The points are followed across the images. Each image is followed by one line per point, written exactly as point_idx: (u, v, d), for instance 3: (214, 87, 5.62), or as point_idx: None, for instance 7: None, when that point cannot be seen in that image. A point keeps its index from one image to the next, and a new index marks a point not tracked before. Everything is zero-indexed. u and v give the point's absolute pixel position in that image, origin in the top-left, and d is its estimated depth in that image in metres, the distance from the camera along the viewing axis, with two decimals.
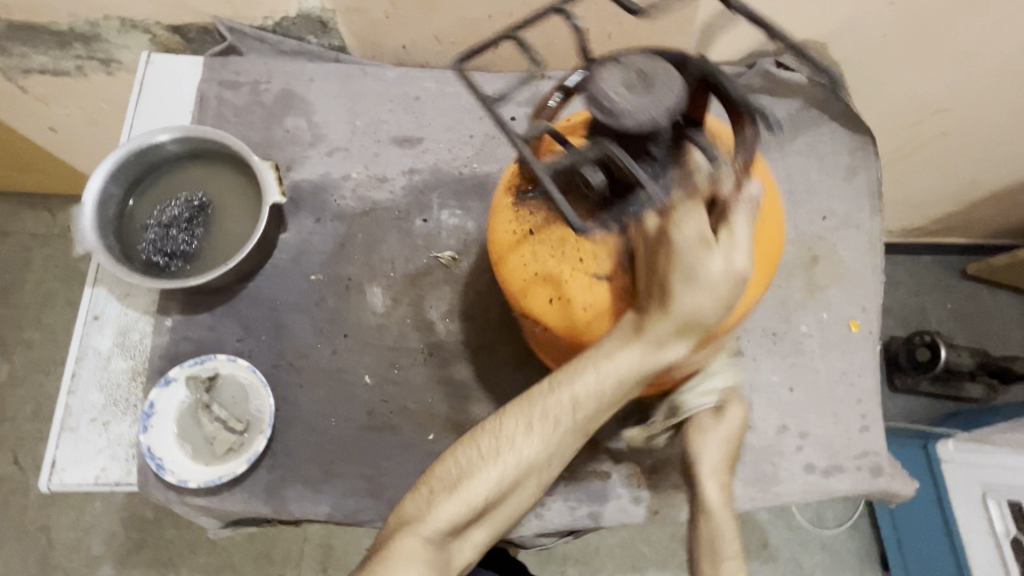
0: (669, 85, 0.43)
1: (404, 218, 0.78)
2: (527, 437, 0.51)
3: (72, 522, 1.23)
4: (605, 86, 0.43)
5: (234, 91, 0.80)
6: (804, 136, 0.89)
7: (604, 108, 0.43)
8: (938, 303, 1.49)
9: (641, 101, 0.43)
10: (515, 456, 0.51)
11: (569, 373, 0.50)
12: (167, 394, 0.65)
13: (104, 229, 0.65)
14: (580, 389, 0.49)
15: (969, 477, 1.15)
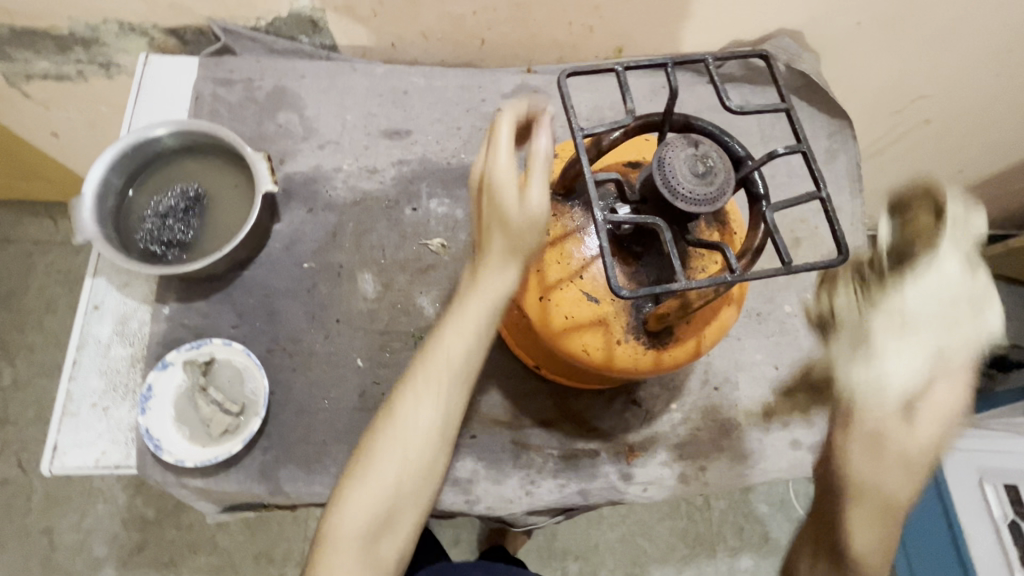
0: (728, 188, 0.44)
1: (394, 207, 0.80)
2: (388, 463, 0.59)
3: (75, 524, 1.24)
4: (677, 172, 0.43)
5: (228, 89, 0.83)
6: (782, 123, 0.92)
7: (663, 188, 0.43)
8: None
9: (699, 193, 0.43)
10: (372, 475, 0.59)
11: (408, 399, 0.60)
12: (165, 377, 0.67)
13: (103, 218, 0.67)
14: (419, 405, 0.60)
15: (965, 463, 1.18)
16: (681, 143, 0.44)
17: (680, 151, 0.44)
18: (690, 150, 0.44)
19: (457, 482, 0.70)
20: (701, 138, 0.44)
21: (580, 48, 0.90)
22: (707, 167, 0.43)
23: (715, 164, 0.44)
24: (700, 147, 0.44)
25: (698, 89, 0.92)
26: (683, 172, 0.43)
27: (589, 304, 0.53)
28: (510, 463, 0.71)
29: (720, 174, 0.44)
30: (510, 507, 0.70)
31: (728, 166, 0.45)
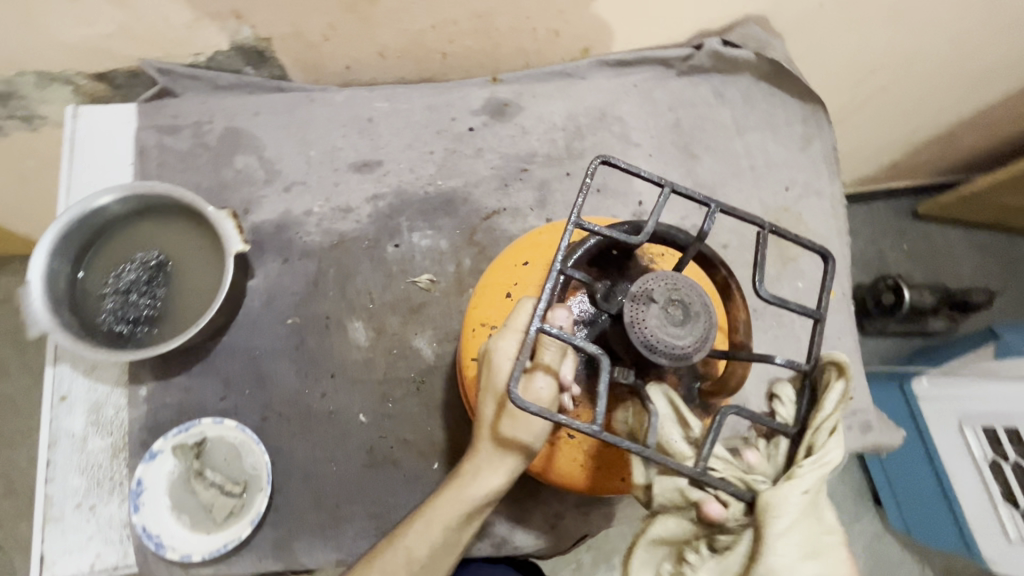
0: (708, 303, 0.38)
1: (375, 246, 0.76)
2: (420, 538, 0.52)
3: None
4: (663, 342, 0.36)
5: (175, 136, 0.76)
6: (756, 111, 0.90)
7: (674, 364, 0.37)
8: (893, 244, 1.50)
9: (691, 332, 0.37)
10: (411, 545, 0.52)
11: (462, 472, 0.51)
12: (154, 467, 0.62)
13: (56, 305, 0.60)
14: (471, 481, 0.50)
15: (944, 411, 1.05)
16: (646, 311, 0.37)
17: (650, 319, 0.37)
18: (654, 308, 0.37)
19: (480, 527, 0.68)
20: (647, 283, 0.37)
21: (546, 52, 0.84)
22: (683, 305, 0.37)
23: (686, 295, 0.37)
24: (658, 297, 0.37)
25: (670, 85, 0.89)
26: (669, 334, 0.36)
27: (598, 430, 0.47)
28: (531, 501, 0.69)
29: (693, 299, 0.37)
30: (536, 544, 0.69)
31: (688, 278, 0.38)
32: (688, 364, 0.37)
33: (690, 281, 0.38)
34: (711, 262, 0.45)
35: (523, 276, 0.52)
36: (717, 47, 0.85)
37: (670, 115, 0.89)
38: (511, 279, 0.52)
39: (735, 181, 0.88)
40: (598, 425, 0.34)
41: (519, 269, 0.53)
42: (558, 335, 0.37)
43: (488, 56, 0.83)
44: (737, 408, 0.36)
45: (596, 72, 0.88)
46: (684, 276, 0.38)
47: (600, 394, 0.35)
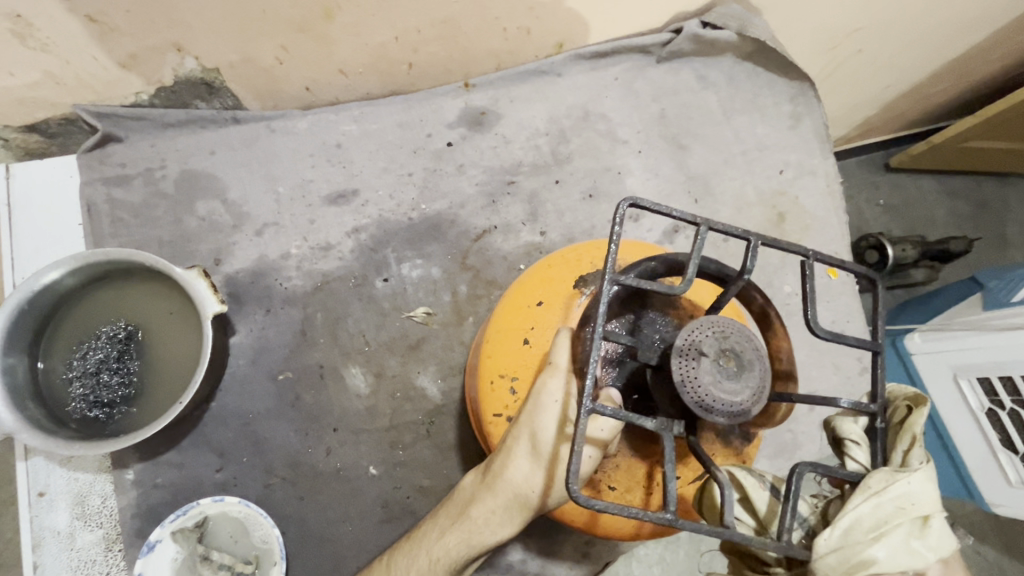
0: (759, 346, 0.35)
1: (363, 283, 0.70)
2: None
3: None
4: (721, 400, 0.33)
5: (125, 188, 0.69)
6: (741, 93, 0.87)
7: (731, 421, 0.34)
8: (870, 199, 1.46)
9: (748, 384, 0.33)
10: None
11: (464, 520, 0.48)
12: (154, 559, 0.57)
13: (19, 399, 0.54)
14: (481, 529, 0.47)
15: (936, 364, 0.97)
16: (697, 367, 0.33)
17: (703, 375, 0.33)
18: (705, 362, 0.33)
19: (510, 566, 0.66)
20: (694, 334, 0.34)
21: (518, 52, 0.78)
22: (735, 355, 0.34)
23: (736, 342, 0.34)
24: (708, 350, 0.33)
25: (651, 74, 0.85)
26: (725, 391, 0.33)
27: (640, 480, 0.45)
28: (561, 531, 0.67)
29: (744, 346, 0.34)
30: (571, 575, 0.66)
31: (733, 322, 0.35)
32: (745, 420, 0.34)
33: (737, 325, 0.35)
34: (746, 290, 0.42)
35: (537, 318, 0.49)
36: (696, 30, 0.80)
37: (654, 107, 0.85)
38: (525, 322, 0.49)
39: (727, 170, 0.85)
40: (672, 513, 0.31)
41: (532, 310, 0.49)
42: (613, 413, 0.33)
43: (458, 62, 0.76)
44: (810, 465, 0.34)
45: (573, 67, 0.82)
46: (730, 321, 0.34)
47: (668, 475, 0.32)
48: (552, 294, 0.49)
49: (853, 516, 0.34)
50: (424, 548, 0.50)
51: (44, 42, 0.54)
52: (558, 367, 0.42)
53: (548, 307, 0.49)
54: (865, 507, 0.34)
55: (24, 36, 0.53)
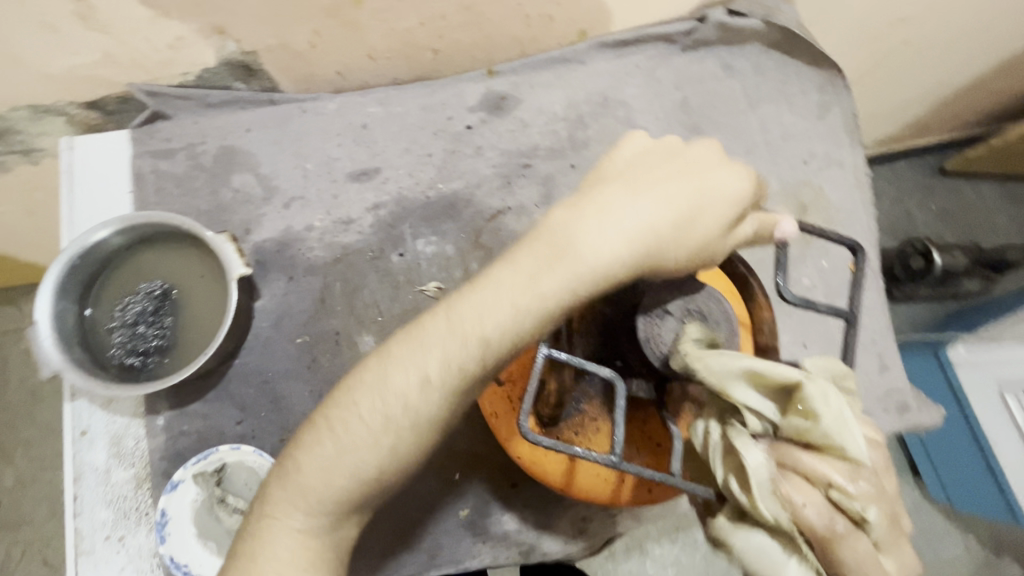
0: (727, 313, 0.47)
1: (380, 256, 0.74)
2: (367, 454, 0.42)
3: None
4: (684, 353, 0.45)
5: (169, 160, 0.75)
6: (768, 82, 0.86)
7: (692, 376, 0.45)
8: (920, 204, 1.38)
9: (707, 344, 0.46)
10: (354, 467, 0.42)
11: (386, 360, 0.42)
12: (176, 497, 0.62)
13: (67, 342, 0.60)
14: (394, 380, 0.41)
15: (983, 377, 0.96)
16: (663, 325, 0.46)
17: (667, 331, 0.46)
18: (671, 321, 0.46)
19: (506, 536, 0.67)
20: (665, 301, 0.47)
21: (542, 38, 0.80)
22: (700, 316, 0.47)
23: (700, 306, 0.47)
24: (675, 311, 0.46)
25: (674, 62, 0.85)
26: (687, 346, 0.45)
27: (608, 441, 0.51)
28: (558, 505, 0.68)
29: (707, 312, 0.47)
30: (565, 549, 0.68)
31: (706, 294, 0.47)
32: (708, 374, 0.46)
33: (704, 295, 0.47)
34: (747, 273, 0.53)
35: (636, 217, 0.41)
36: (722, 18, 0.81)
37: (675, 94, 0.85)
38: (630, 207, 0.41)
39: (748, 161, 0.84)
40: (616, 455, 0.39)
41: (637, 203, 0.42)
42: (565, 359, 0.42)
43: (482, 47, 0.79)
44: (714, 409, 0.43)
45: (596, 55, 0.83)
46: (699, 291, 0.47)
47: (617, 425, 0.39)
48: (665, 224, 0.41)
49: (749, 540, 0.40)
50: (353, 381, 0.43)
51: (103, 23, 0.60)
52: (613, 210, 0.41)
53: (652, 230, 0.41)
54: (767, 535, 0.39)
55: (85, 18, 0.59)
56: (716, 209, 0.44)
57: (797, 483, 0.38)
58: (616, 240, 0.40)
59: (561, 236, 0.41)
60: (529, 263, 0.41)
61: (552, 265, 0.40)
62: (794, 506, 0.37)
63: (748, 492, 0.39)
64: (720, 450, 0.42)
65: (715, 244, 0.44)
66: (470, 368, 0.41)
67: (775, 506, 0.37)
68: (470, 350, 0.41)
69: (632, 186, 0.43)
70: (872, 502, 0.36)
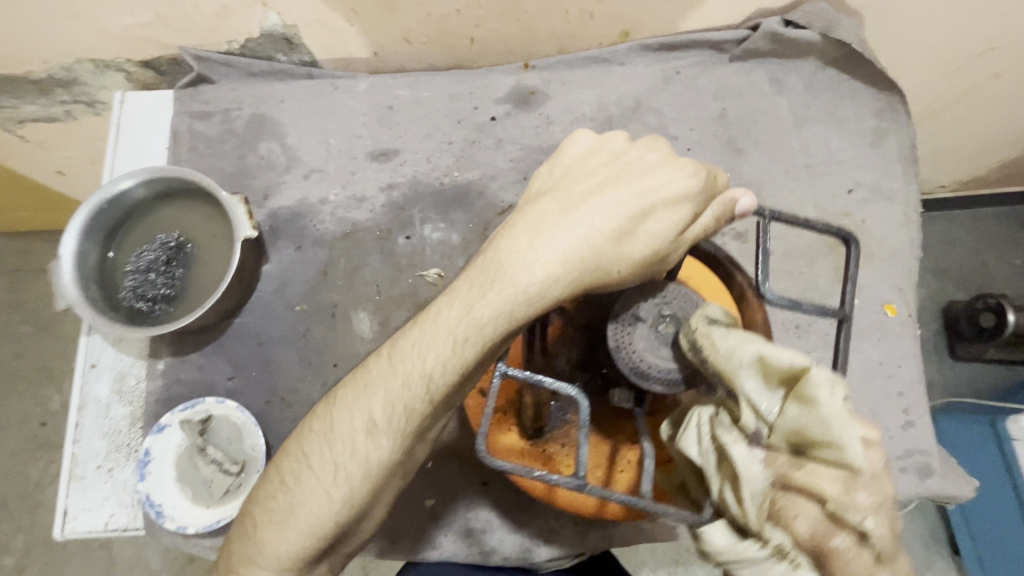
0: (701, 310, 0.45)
1: (387, 237, 0.75)
2: (322, 499, 0.44)
3: (106, 566, 1.14)
4: (660, 365, 0.43)
5: (205, 122, 0.79)
6: (819, 103, 0.80)
7: (672, 388, 0.43)
8: (1002, 257, 1.20)
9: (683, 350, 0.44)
10: (309, 523, 0.44)
11: (333, 414, 0.46)
12: (162, 440, 0.65)
13: (84, 280, 0.64)
14: (341, 428, 0.45)
15: None
16: (633, 334, 0.44)
17: (640, 342, 0.44)
18: (642, 328, 0.44)
19: (468, 533, 0.66)
20: (636, 308, 0.45)
21: (581, 36, 0.78)
22: (674, 319, 0.44)
23: (674, 309, 0.45)
24: (646, 317, 0.44)
25: (719, 72, 0.80)
26: (660, 357, 0.43)
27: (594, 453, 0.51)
28: (526, 511, 0.66)
29: (682, 313, 0.45)
30: (527, 559, 0.65)
31: (677, 292, 0.45)
32: (684, 385, 0.43)
33: (678, 296, 0.45)
34: (730, 268, 0.56)
35: (573, 236, 0.42)
36: (775, 28, 0.75)
37: (714, 105, 0.80)
38: (564, 225, 0.42)
39: (784, 183, 0.78)
40: (581, 478, 0.38)
41: (577, 221, 0.42)
42: (521, 376, 0.41)
43: (517, 40, 0.77)
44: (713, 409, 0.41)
45: (637, 57, 0.80)
46: (668, 291, 0.45)
47: (579, 447, 0.38)
48: (601, 237, 0.41)
49: (743, 552, 0.37)
50: (309, 433, 0.47)
51: None
52: (547, 232, 0.42)
53: (588, 247, 0.41)
54: (761, 547, 0.37)
55: None
56: (660, 216, 0.43)
57: (795, 497, 0.36)
58: (553, 261, 0.41)
59: (496, 258, 0.42)
60: (466, 290, 0.43)
61: (487, 286, 0.42)
62: (786, 511, 0.36)
63: (741, 499, 0.37)
64: (714, 457, 0.40)
65: (666, 251, 0.43)
66: (414, 409, 0.43)
67: (761, 511, 0.36)
68: (412, 390, 0.43)
69: (570, 201, 0.43)
70: (871, 513, 0.34)
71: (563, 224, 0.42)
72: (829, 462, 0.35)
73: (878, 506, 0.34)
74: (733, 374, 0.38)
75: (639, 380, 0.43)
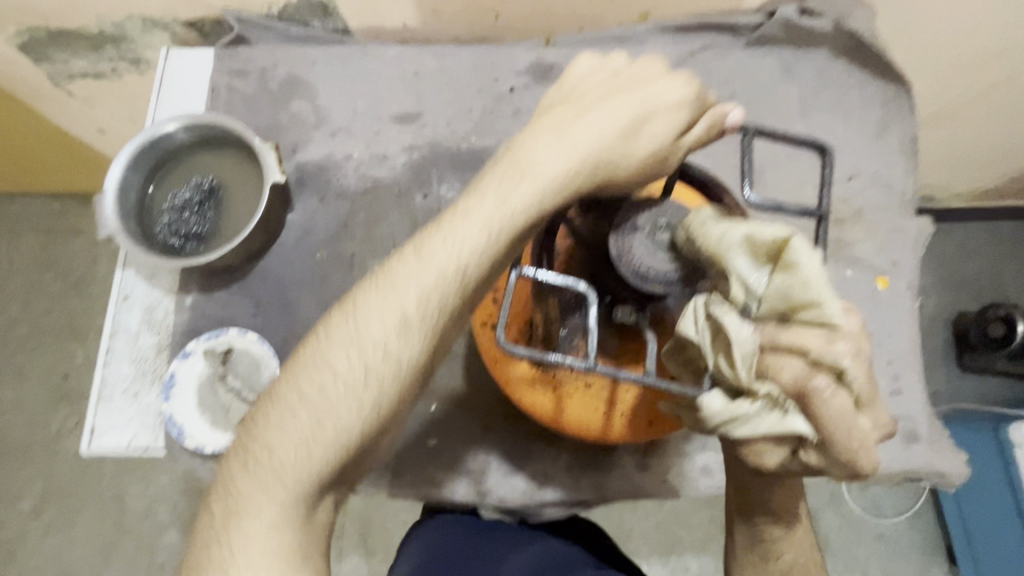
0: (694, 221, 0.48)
1: (406, 194, 0.79)
2: (336, 410, 0.42)
3: (118, 512, 1.20)
4: (659, 268, 0.46)
5: (241, 79, 0.84)
6: (828, 90, 0.82)
7: (672, 287, 0.46)
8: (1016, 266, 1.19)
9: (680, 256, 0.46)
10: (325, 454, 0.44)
11: (340, 326, 0.44)
12: (186, 366, 0.70)
13: (125, 212, 0.69)
14: (357, 336, 0.43)
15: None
16: (633, 241, 0.46)
17: (638, 249, 0.46)
18: (641, 235, 0.47)
19: (466, 472, 0.69)
20: (634, 218, 0.47)
21: (601, 15, 0.81)
22: (670, 227, 0.47)
23: (670, 218, 0.48)
24: (642, 226, 0.47)
25: (733, 56, 0.83)
26: (657, 259, 0.46)
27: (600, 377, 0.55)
28: (523, 455, 0.69)
29: (677, 222, 0.47)
30: (521, 500, 0.68)
31: (672, 206, 0.48)
32: (680, 284, 0.46)
33: (671, 209, 0.48)
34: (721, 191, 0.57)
35: (584, 136, 0.46)
36: (790, 16, 0.80)
37: (725, 88, 0.83)
38: (581, 125, 0.46)
39: (790, 164, 0.80)
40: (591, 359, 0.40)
41: (590, 121, 0.46)
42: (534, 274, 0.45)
43: (540, 17, 0.81)
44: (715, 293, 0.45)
45: (655, 38, 0.83)
46: (663, 204, 0.48)
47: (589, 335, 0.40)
48: (614, 134, 0.46)
49: (737, 411, 0.41)
50: (311, 350, 0.44)
51: None
52: (565, 133, 0.46)
53: (604, 143, 0.46)
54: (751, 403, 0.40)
55: None
56: (661, 119, 0.48)
57: (782, 356, 0.39)
58: (575, 154, 0.45)
59: (520, 154, 0.46)
60: (493, 185, 0.45)
61: (516, 178, 0.45)
62: (771, 367, 0.39)
63: (732, 363, 0.40)
64: (709, 334, 0.43)
65: (665, 151, 0.48)
66: (443, 306, 0.43)
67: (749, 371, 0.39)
68: (443, 286, 0.43)
69: (578, 108, 0.48)
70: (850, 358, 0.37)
71: (578, 124, 0.46)
72: (812, 321, 0.39)
73: (855, 352, 0.37)
74: (725, 250, 0.42)
75: (641, 283, 0.46)
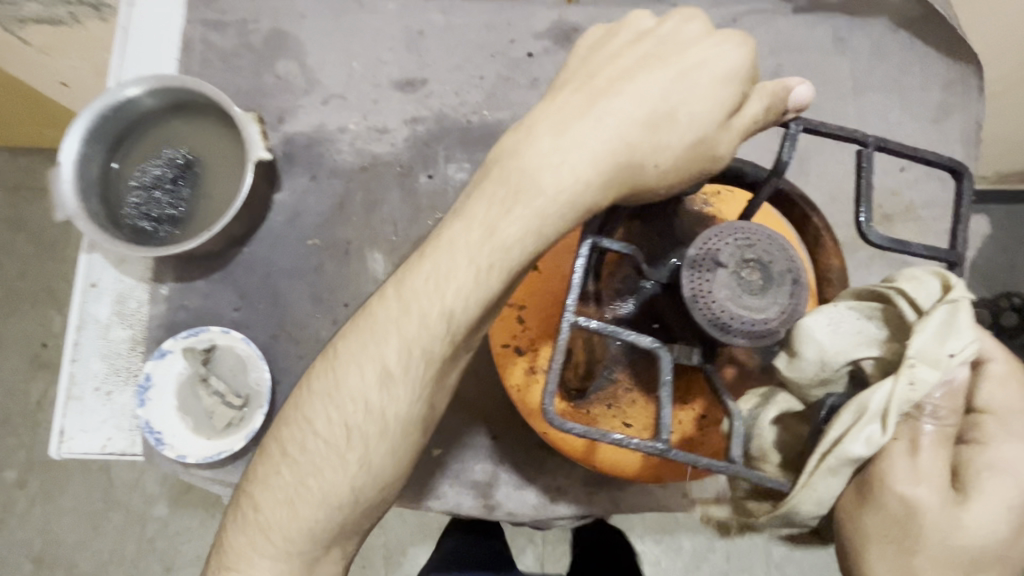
0: (789, 254, 0.40)
1: (408, 173, 0.70)
2: (336, 465, 0.42)
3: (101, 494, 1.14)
4: (746, 318, 0.38)
5: (220, 33, 0.73)
6: (885, 66, 0.73)
7: (760, 338, 0.39)
8: None
9: (770, 301, 0.39)
10: (321, 497, 0.42)
11: (336, 367, 0.43)
12: (164, 366, 0.63)
13: (86, 191, 0.60)
14: (348, 384, 0.42)
15: None
16: (713, 281, 0.39)
17: (720, 291, 0.39)
18: (723, 273, 0.39)
19: (474, 485, 0.64)
20: (714, 252, 0.40)
21: None
22: (759, 263, 0.40)
23: (758, 253, 0.40)
24: (725, 262, 0.39)
25: (780, 23, 0.74)
26: (744, 304, 0.39)
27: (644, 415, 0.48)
28: (535, 468, 0.64)
29: (769, 257, 0.40)
30: (532, 515, 0.64)
31: (762, 233, 0.41)
32: (770, 335, 0.39)
33: (761, 239, 0.40)
34: (806, 210, 0.50)
35: (591, 136, 0.38)
36: None
37: (771, 60, 0.73)
38: (591, 121, 0.39)
39: (840, 150, 0.71)
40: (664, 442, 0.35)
41: (604, 114, 0.39)
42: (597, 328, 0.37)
43: None
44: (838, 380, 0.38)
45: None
46: (752, 232, 0.40)
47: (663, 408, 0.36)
48: (633, 127, 0.38)
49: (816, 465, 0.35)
50: (310, 395, 0.44)
51: None
52: (569, 134, 0.39)
53: (618, 138, 0.38)
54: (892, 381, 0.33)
55: None
56: (694, 97, 0.39)
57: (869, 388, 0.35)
58: (584, 161, 0.38)
59: (514, 168, 0.39)
60: (482, 207, 0.39)
61: (512, 197, 0.39)
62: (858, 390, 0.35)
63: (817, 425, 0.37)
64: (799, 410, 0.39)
65: (710, 136, 0.39)
66: (433, 352, 0.41)
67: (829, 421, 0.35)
68: (432, 331, 0.40)
69: (591, 93, 0.40)
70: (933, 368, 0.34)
71: (582, 123, 0.39)
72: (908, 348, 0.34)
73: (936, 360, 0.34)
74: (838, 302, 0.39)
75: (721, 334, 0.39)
